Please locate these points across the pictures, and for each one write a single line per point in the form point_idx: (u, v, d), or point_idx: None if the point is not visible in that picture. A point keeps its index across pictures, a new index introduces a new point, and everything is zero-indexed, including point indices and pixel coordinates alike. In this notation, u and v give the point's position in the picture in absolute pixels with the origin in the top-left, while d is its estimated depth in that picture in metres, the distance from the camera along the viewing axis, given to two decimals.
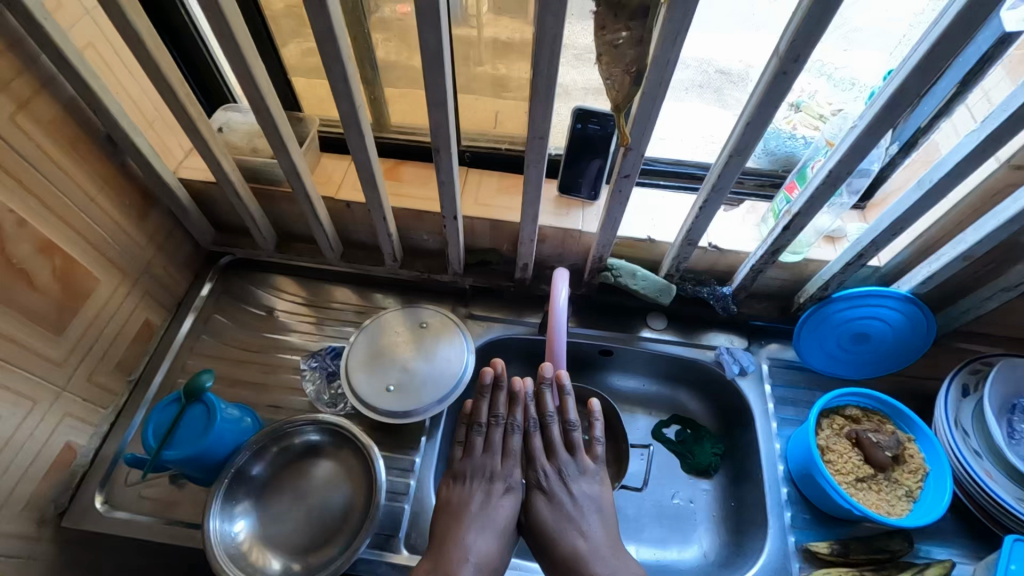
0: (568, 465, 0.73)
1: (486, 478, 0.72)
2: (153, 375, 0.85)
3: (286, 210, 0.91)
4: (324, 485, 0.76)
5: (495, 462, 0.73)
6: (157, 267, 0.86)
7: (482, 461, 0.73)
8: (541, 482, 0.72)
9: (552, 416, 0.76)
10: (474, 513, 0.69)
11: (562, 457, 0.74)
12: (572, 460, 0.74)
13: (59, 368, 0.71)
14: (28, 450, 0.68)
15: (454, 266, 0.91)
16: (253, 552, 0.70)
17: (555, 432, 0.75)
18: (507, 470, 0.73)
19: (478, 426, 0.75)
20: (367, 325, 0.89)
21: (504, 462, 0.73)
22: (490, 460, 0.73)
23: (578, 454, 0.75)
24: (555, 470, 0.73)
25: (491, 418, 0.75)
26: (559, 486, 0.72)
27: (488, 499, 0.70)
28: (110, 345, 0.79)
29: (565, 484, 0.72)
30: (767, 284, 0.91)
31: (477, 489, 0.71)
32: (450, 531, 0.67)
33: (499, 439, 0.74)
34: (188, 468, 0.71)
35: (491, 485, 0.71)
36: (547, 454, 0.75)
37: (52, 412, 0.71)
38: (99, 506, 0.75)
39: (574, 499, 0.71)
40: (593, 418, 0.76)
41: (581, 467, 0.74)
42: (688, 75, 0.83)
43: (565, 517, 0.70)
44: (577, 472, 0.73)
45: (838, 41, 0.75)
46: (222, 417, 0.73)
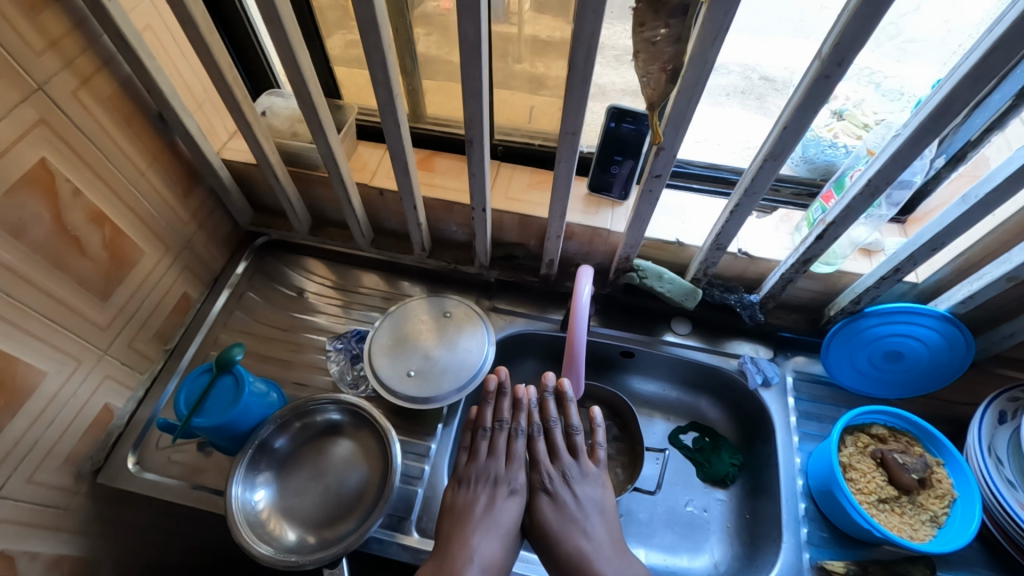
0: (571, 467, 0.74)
1: (490, 481, 0.73)
2: (187, 346, 0.88)
3: (321, 195, 0.94)
4: (343, 464, 0.78)
5: (499, 466, 0.74)
6: (197, 243, 0.90)
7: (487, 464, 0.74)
8: (545, 484, 0.73)
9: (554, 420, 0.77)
10: (478, 515, 0.69)
11: (565, 460, 0.75)
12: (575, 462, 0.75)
13: (102, 332, 0.75)
14: (70, 408, 0.72)
15: (480, 258, 0.92)
16: (271, 521, 0.72)
17: (557, 436, 0.76)
18: (512, 473, 0.73)
19: (483, 431, 0.76)
20: (392, 311, 0.91)
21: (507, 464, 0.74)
22: (494, 464, 0.74)
23: (581, 457, 0.75)
24: (559, 473, 0.74)
25: (495, 424, 0.77)
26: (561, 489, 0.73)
27: (492, 502, 0.71)
28: (150, 314, 0.83)
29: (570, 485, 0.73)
30: (798, 295, 0.89)
31: (481, 492, 0.72)
32: (455, 533, 0.68)
33: (503, 444, 0.75)
34: (215, 436, 0.75)
35: (495, 487, 0.72)
36: (551, 459, 0.75)
37: (94, 374, 0.75)
38: (131, 467, 0.79)
39: (578, 501, 0.71)
40: (595, 425, 0.77)
41: (584, 470, 0.74)
42: (730, 81, 0.82)
43: (569, 518, 0.70)
44: (579, 475, 0.74)
45: (891, 51, 0.74)
46: (250, 390, 0.76)
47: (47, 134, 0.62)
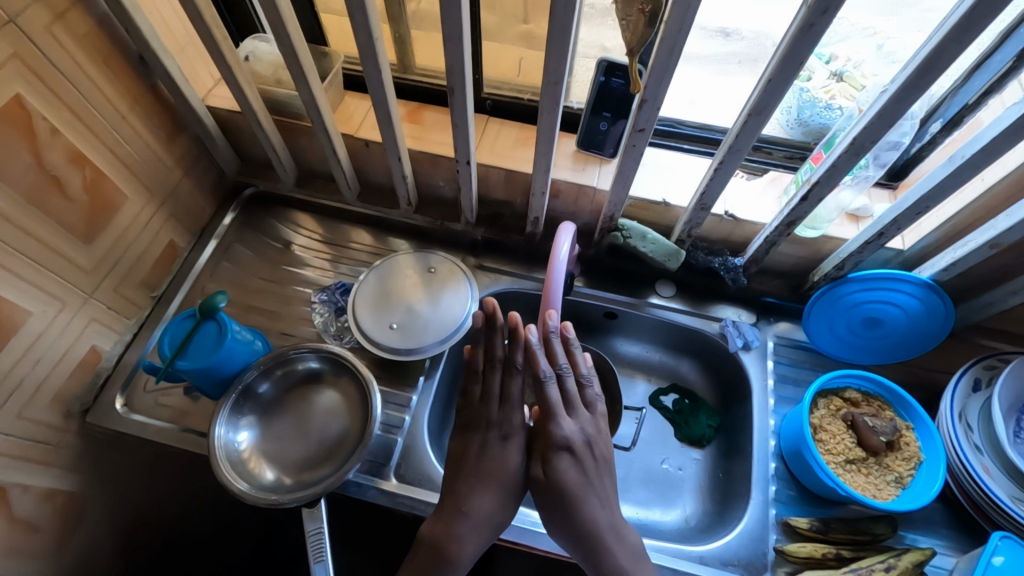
0: (586, 424, 0.69)
1: (488, 428, 0.70)
2: (174, 294, 0.89)
3: (307, 146, 0.93)
4: (325, 412, 0.80)
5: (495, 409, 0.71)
6: (183, 191, 0.89)
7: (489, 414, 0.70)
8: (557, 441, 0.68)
9: (552, 381, 0.69)
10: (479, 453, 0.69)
11: (578, 414, 0.70)
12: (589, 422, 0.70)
13: (87, 276, 0.76)
14: (57, 349, 0.74)
15: (466, 215, 0.92)
16: (251, 461, 0.75)
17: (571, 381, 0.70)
18: (508, 416, 0.71)
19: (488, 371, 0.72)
20: (378, 265, 0.91)
21: (504, 415, 0.71)
22: (489, 408, 0.71)
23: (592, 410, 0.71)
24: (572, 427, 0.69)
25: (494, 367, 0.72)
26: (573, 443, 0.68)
27: (494, 442, 0.70)
28: (136, 261, 0.83)
29: (583, 441, 0.68)
30: (782, 260, 0.89)
31: (481, 439, 0.70)
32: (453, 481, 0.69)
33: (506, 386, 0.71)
34: (199, 380, 0.76)
35: (495, 432, 0.70)
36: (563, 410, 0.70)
37: (80, 316, 0.76)
38: (119, 408, 0.81)
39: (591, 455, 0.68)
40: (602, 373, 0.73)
41: (595, 423, 0.70)
42: (742, 48, 0.80)
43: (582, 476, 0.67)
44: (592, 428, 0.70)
45: (911, 20, 0.73)
46: (234, 336, 0.77)
47: (20, 69, 0.61)
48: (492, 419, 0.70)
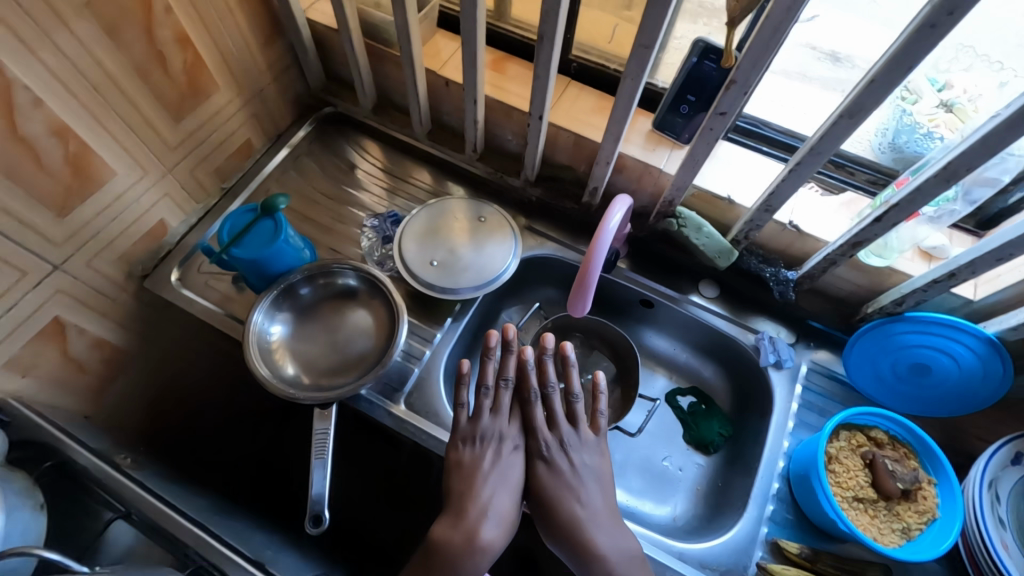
0: (572, 438, 0.75)
1: (489, 439, 0.74)
2: (240, 190, 0.95)
3: (390, 75, 0.95)
4: (353, 328, 0.83)
5: (501, 424, 0.75)
6: (268, 95, 0.94)
7: (489, 422, 0.75)
8: (543, 451, 0.74)
9: (538, 397, 0.77)
10: (486, 470, 0.72)
11: (563, 428, 0.75)
12: (578, 437, 0.75)
13: (170, 152, 0.81)
14: (132, 212, 0.80)
15: (526, 172, 0.92)
16: (277, 353, 0.79)
17: (556, 402, 0.77)
18: (512, 430, 0.75)
19: (485, 389, 0.76)
20: (432, 203, 0.93)
21: (504, 427, 0.75)
22: (498, 423, 0.75)
23: (580, 426, 0.76)
24: (556, 440, 0.75)
25: (498, 380, 0.76)
26: (557, 455, 0.74)
27: (498, 456, 0.73)
28: (215, 149, 0.89)
29: (568, 454, 0.74)
30: (837, 285, 0.84)
31: (485, 450, 0.73)
32: (468, 489, 0.70)
33: (504, 401, 0.76)
34: (247, 271, 0.81)
35: (497, 444, 0.74)
36: (549, 425, 0.76)
37: (157, 187, 0.82)
38: (173, 280, 0.87)
39: (575, 470, 0.73)
40: (598, 390, 0.77)
41: (583, 438, 0.75)
42: (851, 77, 0.75)
43: (567, 485, 0.72)
44: (577, 442, 0.75)
45: None
46: (286, 239, 0.81)
47: None
48: (492, 430, 0.74)
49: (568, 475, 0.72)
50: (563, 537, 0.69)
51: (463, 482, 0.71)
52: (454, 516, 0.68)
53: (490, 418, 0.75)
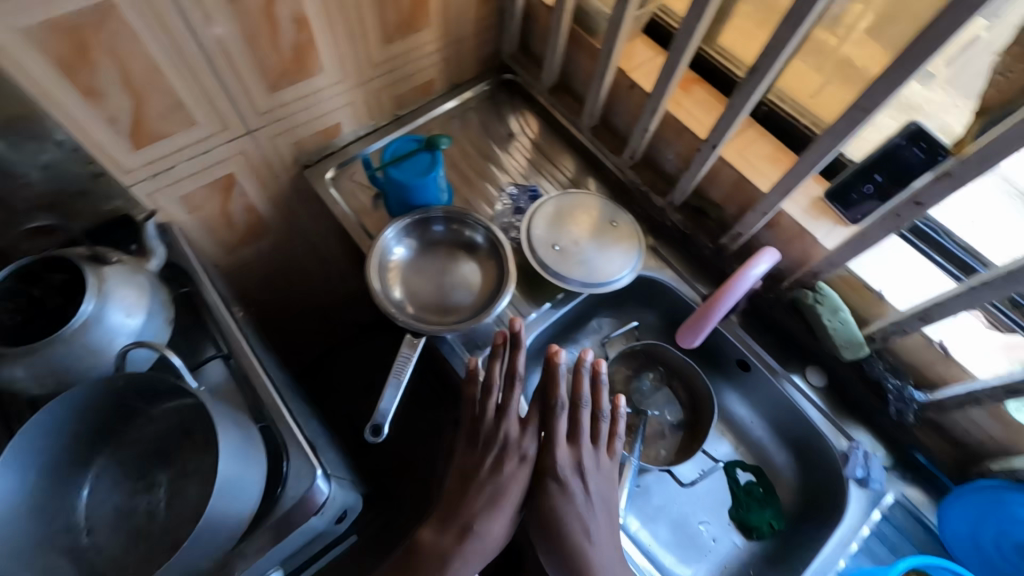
0: (592, 461, 0.73)
1: (501, 446, 0.74)
2: (409, 121, 1.02)
3: (580, 63, 0.97)
4: (461, 277, 0.87)
5: (511, 431, 0.74)
6: (465, 46, 1.00)
7: (505, 430, 0.74)
8: (558, 472, 0.72)
9: (564, 410, 0.74)
10: (487, 479, 0.72)
11: (584, 447, 0.74)
12: (595, 458, 0.74)
13: (371, 67, 0.89)
14: (322, 108, 0.89)
15: (675, 195, 0.91)
16: (392, 273, 0.85)
17: (584, 417, 0.75)
18: (523, 443, 0.74)
19: (491, 386, 0.76)
20: (572, 192, 0.95)
21: (517, 435, 0.74)
22: (507, 431, 0.74)
23: (600, 448, 0.75)
24: (575, 459, 0.74)
25: (512, 378, 0.75)
26: (572, 473, 0.73)
27: (503, 466, 0.72)
28: (404, 78, 0.96)
29: (582, 474, 0.73)
30: (964, 429, 0.76)
31: (491, 457, 0.73)
32: (466, 495, 0.71)
33: (513, 402, 0.75)
34: (392, 192, 0.87)
35: (506, 454, 0.73)
36: (569, 440, 0.75)
37: (348, 94, 0.91)
38: (328, 177, 0.96)
39: (588, 496, 0.72)
40: (619, 413, 0.77)
41: (600, 462, 0.74)
42: None
43: (575, 509, 0.71)
44: (595, 466, 0.73)
45: None
46: (435, 177, 0.86)
47: None
48: (506, 437, 0.74)
49: (580, 496, 0.72)
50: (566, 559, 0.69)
51: (470, 490, 0.72)
52: (457, 525, 0.69)
53: (506, 425, 0.74)
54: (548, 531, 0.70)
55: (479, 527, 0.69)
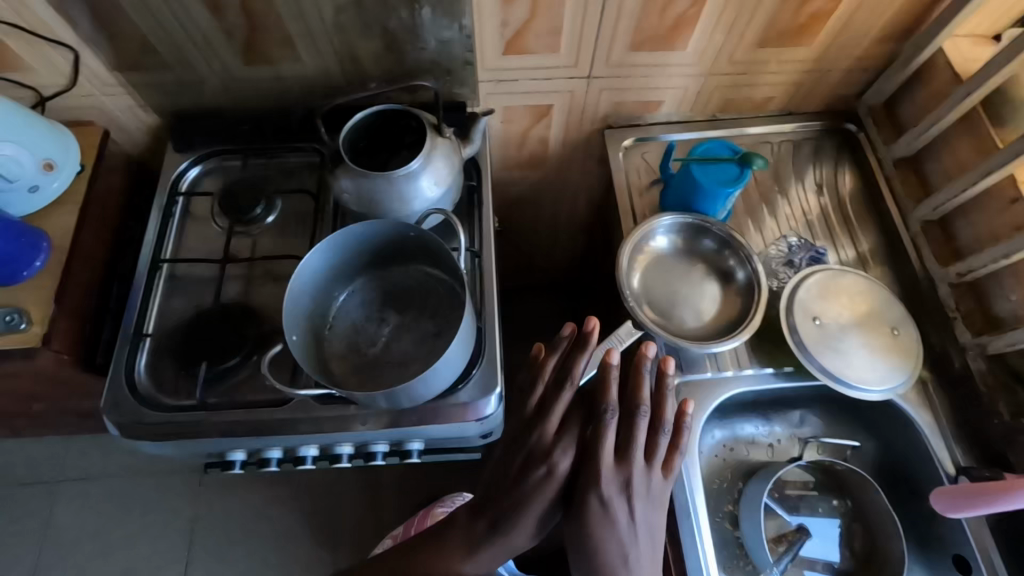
0: (641, 482, 0.65)
1: (531, 450, 0.67)
2: (725, 127, 0.98)
3: (953, 149, 0.82)
4: (700, 296, 0.84)
5: (546, 436, 0.67)
6: (828, 78, 0.92)
7: (540, 432, 0.67)
8: (602, 490, 0.64)
9: (613, 418, 0.66)
10: (513, 478, 0.67)
11: (635, 466, 0.65)
12: (642, 475, 0.66)
13: (727, 62, 0.87)
14: (659, 80, 0.90)
15: (993, 342, 0.75)
16: (640, 258, 0.85)
17: (640, 432, 0.66)
18: (558, 455, 0.66)
19: (544, 379, 0.72)
20: (862, 275, 0.83)
21: (553, 439, 0.67)
22: (541, 434, 0.67)
23: (653, 469, 0.67)
24: (624, 478, 0.66)
25: (569, 379, 0.69)
26: (617, 487, 0.65)
27: (531, 469, 0.66)
28: (749, 84, 0.92)
29: (626, 489, 0.65)
30: None
31: (523, 458, 0.67)
32: (499, 489, 0.68)
33: (556, 403, 0.68)
34: (679, 186, 0.85)
35: (534, 459, 0.67)
36: (617, 456, 0.66)
37: (690, 78, 0.90)
38: (624, 143, 0.98)
39: (630, 522, 0.64)
40: (683, 425, 0.69)
41: (651, 483, 0.66)
42: None
43: (615, 532, 0.64)
44: (643, 489, 0.66)
45: None
46: (729, 193, 0.82)
47: None
48: (544, 439, 0.67)
49: (622, 508, 0.65)
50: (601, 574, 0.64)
51: (501, 487, 0.68)
52: (490, 518, 0.67)
53: (543, 421, 0.68)
54: (583, 543, 0.64)
55: (512, 530, 0.65)
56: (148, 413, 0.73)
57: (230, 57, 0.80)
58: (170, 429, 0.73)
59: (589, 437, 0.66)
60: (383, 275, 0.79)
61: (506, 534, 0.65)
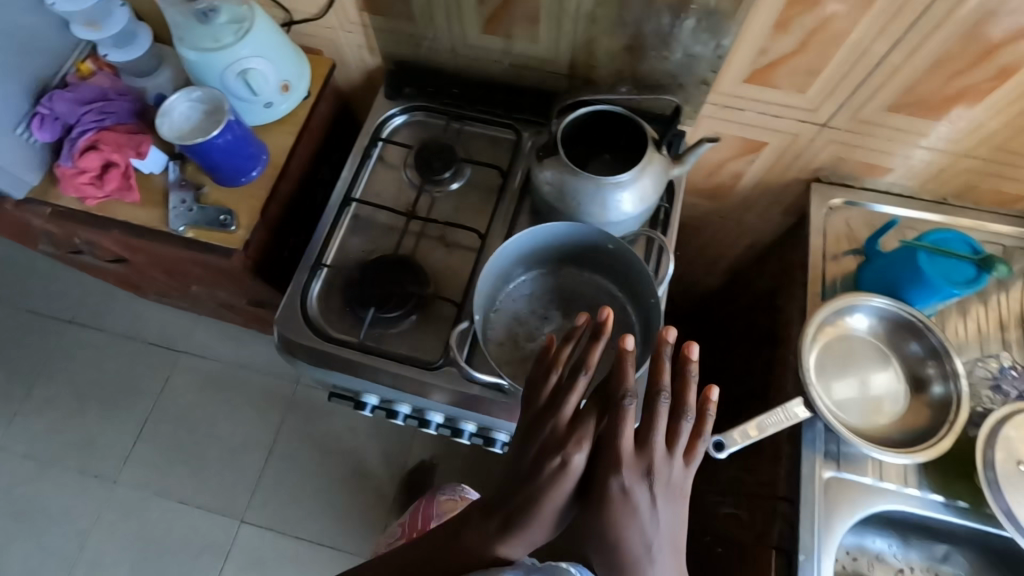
0: (666, 472, 0.49)
1: (542, 439, 0.51)
2: (954, 214, 0.87)
3: None
4: (879, 391, 0.77)
5: (552, 424, 0.51)
6: None
7: (554, 418, 0.51)
8: (621, 481, 0.49)
9: (634, 403, 0.49)
10: (524, 476, 0.51)
11: (662, 456, 0.50)
12: (682, 473, 0.50)
13: (993, 146, 0.77)
14: (902, 147, 0.81)
15: None
16: (825, 331, 0.79)
17: (660, 418, 0.49)
18: (568, 444, 0.49)
19: (547, 367, 0.54)
20: None
21: (571, 430, 0.50)
22: (548, 422, 0.51)
23: (676, 458, 0.50)
24: (644, 469, 0.49)
25: (580, 368, 0.52)
26: (636, 480, 0.49)
27: (539, 461, 0.50)
28: (1006, 176, 0.81)
29: (667, 490, 0.50)
30: None
31: (535, 449, 0.51)
32: (513, 489, 0.51)
33: (570, 392, 0.51)
34: (896, 269, 0.76)
35: (546, 449, 0.50)
36: (636, 441, 0.50)
37: (939, 153, 0.80)
38: (831, 202, 0.90)
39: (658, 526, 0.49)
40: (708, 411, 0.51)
41: (675, 476, 0.50)
42: None
43: (637, 533, 0.49)
44: (667, 484, 0.50)
45: None
46: (953, 293, 0.74)
47: None
48: (556, 431, 0.50)
49: (644, 503, 0.49)
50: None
51: (510, 476, 0.52)
52: (497, 519, 0.51)
53: (555, 408, 0.51)
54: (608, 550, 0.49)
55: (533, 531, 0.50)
56: (314, 340, 0.78)
57: (473, 24, 0.81)
58: (327, 360, 0.78)
59: (606, 429, 0.49)
60: (558, 272, 0.78)
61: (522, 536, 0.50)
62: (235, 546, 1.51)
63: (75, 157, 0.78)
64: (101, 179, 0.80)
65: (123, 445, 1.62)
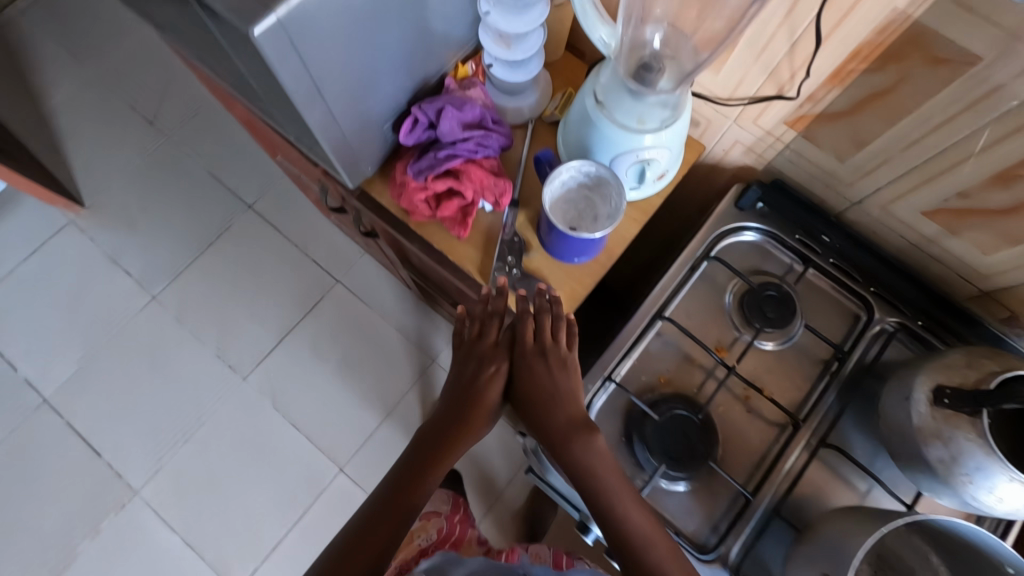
0: (551, 346, 0.71)
1: (473, 356, 0.73)
2: None
3: None
4: None
5: (474, 344, 0.73)
6: None
7: (479, 341, 0.73)
8: (523, 357, 0.71)
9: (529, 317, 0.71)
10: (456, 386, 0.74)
11: (548, 342, 0.71)
12: (567, 351, 0.71)
13: None
14: None
15: None
16: None
17: (540, 321, 0.70)
18: (492, 353, 0.72)
19: (472, 324, 0.73)
20: None
21: (493, 344, 0.73)
22: (475, 343, 0.73)
23: (559, 341, 0.71)
24: (540, 350, 0.71)
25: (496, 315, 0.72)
26: (534, 357, 0.71)
27: (477, 370, 0.72)
28: None
29: (558, 358, 0.70)
30: None
31: (466, 366, 0.73)
32: (450, 396, 0.73)
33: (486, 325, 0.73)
34: None
35: (477, 362, 0.73)
36: (529, 335, 0.71)
37: None
38: None
39: (552, 375, 0.70)
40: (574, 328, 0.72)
41: (564, 357, 0.71)
42: None
43: (542, 388, 0.70)
44: (555, 357, 0.70)
45: None
46: None
47: None
48: (484, 349, 0.73)
49: (543, 370, 0.70)
50: (550, 425, 0.68)
51: (451, 389, 0.74)
52: (444, 420, 0.72)
53: (480, 336, 0.73)
54: (530, 413, 0.70)
55: (478, 426, 0.71)
56: None
57: (917, 202, 0.66)
58: None
59: (510, 334, 0.73)
60: (899, 531, 0.60)
61: (474, 430, 0.71)
62: (330, 487, 1.54)
63: (428, 175, 0.68)
64: (438, 201, 0.72)
65: (260, 346, 1.66)
